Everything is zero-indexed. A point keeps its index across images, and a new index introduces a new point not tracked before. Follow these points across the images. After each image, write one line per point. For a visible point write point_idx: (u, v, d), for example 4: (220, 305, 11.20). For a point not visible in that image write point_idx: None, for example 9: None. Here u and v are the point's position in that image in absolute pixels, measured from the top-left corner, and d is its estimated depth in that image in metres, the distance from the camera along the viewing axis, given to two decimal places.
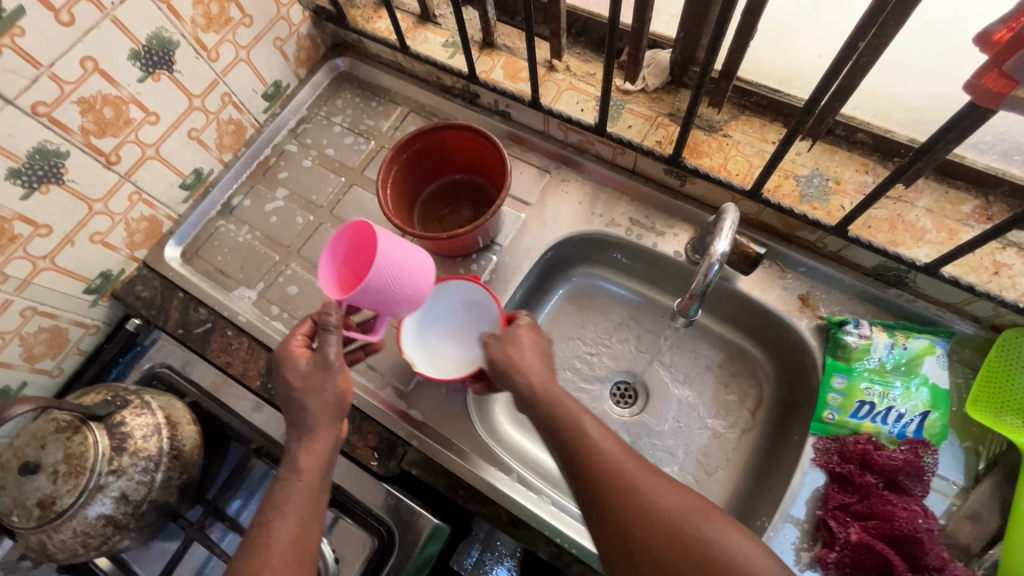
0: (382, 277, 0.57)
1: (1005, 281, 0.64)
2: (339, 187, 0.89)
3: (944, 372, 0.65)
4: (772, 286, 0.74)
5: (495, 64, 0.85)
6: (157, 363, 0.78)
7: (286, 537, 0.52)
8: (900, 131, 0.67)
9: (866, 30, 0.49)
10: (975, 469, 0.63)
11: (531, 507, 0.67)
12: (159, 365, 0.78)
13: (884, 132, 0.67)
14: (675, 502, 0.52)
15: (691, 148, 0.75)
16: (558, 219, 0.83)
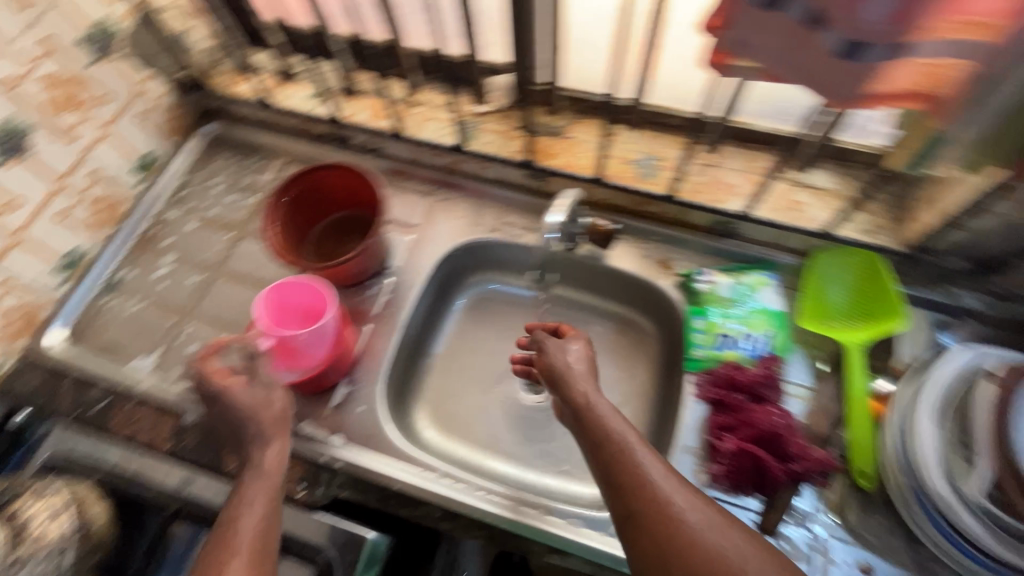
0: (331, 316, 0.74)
1: (802, 215, 0.78)
2: (227, 243, 0.90)
3: (778, 298, 0.79)
4: (635, 256, 0.86)
5: (360, 107, 0.92)
6: (52, 451, 0.73)
7: (250, 524, 0.56)
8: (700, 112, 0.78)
9: None
10: (819, 370, 0.76)
11: (459, 496, 0.70)
12: (56, 453, 0.73)
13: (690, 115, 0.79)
14: (698, 515, 0.51)
15: (543, 152, 0.86)
16: (444, 235, 0.90)
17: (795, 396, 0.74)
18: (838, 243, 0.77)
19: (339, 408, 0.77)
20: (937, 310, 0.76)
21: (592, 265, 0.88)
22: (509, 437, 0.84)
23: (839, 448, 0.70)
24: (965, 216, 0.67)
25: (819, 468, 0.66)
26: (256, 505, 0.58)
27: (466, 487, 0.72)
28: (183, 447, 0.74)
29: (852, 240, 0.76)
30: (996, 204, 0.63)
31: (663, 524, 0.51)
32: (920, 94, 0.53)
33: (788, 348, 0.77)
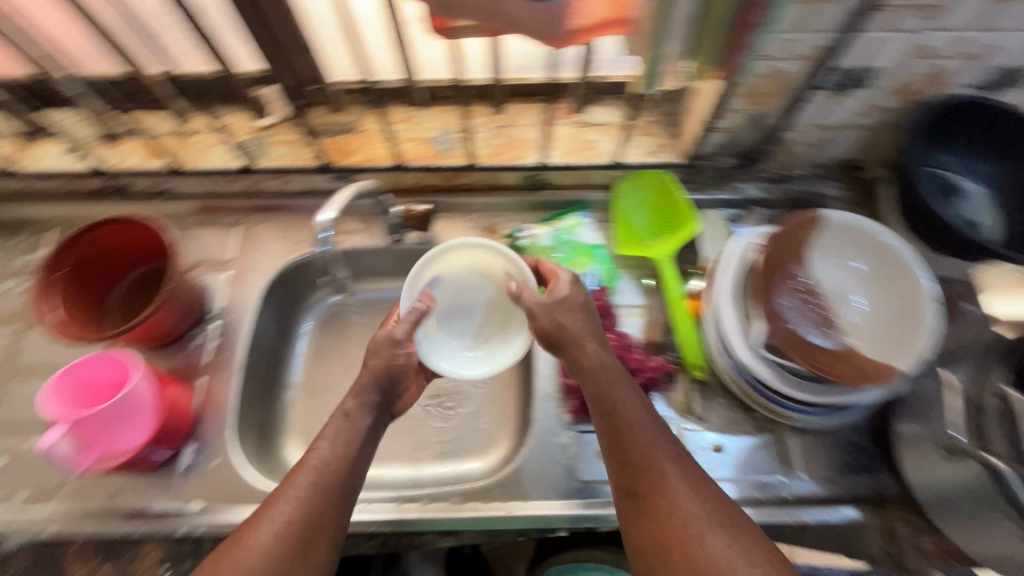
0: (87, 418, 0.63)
1: (595, 151, 0.83)
2: (12, 338, 0.79)
3: (594, 234, 0.84)
4: (463, 231, 0.87)
5: (128, 151, 0.83)
6: None
7: (314, 466, 0.54)
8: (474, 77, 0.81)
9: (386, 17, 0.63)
10: (646, 287, 0.82)
11: None
12: None
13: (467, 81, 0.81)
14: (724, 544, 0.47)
15: (339, 150, 0.83)
16: (263, 265, 0.85)
17: (630, 317, 0.80)
18: (632, 169, 0.83)
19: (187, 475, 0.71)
20: (725, 205, 0.86)
21: (425, 250, 0.87)
22: (391, 445, 0.81)
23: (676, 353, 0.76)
24: (716, 120, 0.73)
25: (656, 376, 0.73)
26: (327, 451, 0.56)
27: None
28: None
29: (643, 163, 0.82)
30: (735, 102, 0.71)
31: (658, 504, 0.51)
32: (616, 21, 0.53)
33: (615, 277, 0.82)
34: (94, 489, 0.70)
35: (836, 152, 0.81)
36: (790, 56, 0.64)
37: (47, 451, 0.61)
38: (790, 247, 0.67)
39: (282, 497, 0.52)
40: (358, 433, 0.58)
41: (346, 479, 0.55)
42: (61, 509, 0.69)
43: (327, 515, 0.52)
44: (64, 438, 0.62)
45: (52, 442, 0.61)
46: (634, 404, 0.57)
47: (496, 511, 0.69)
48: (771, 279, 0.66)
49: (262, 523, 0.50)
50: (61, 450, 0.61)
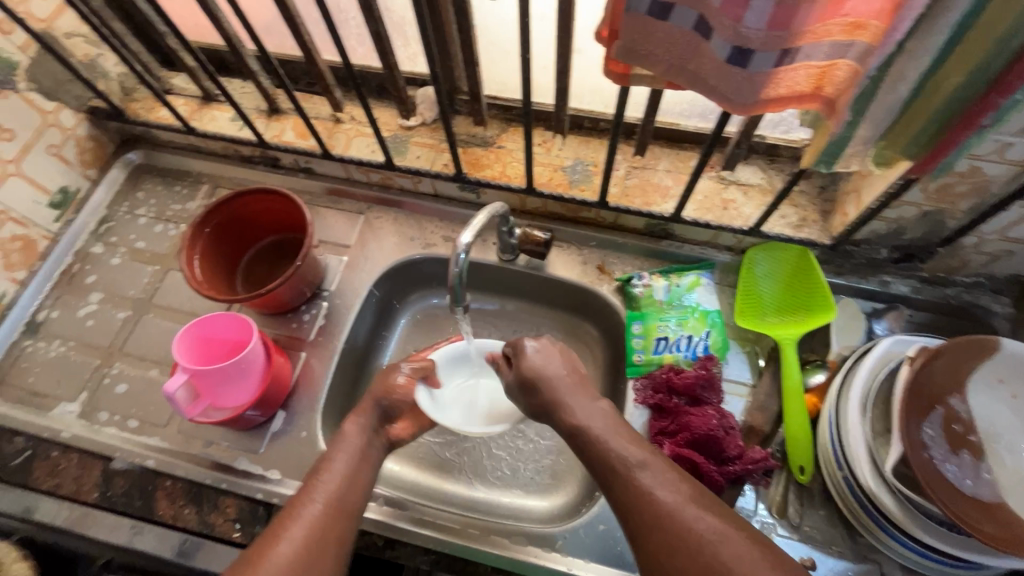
0: (206, 372, 0.67)
1: (733, 213, 0.78)
2: (154, 276, 0.87)
3: (713, 297, 0.79)
4: (574, 263, 0.85)
5: (285, 126, 0.90)
6: None
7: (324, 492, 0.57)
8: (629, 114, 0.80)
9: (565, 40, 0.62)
10: (758, 366, 0.76)
11: (400, 524, 0.69)
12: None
13: None
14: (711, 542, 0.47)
15: (473, 163, 0.84)
16: (379, 255, 0.88)
17: (734, 394, 0.75)
18: (773, 240, 0.77)
19: (273, 442, 0.75)
20: (866, 296, 0.78)
21: (532, 274, 0.86)
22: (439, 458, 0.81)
23: (779, 447, 0.71)
24: (883, 209, 0.66)
25: (760, 469, 0.66)
26: (336, 471, 0.59)
27: (408, 512, 0.70)
28: (110, 494, 0.72)
29: (784, 236, 0.76)
30: (911, 194, 0.63)
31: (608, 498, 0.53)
32: (817, 96, 0.48)
33: (726, 348, 0.76)
34: (191, 434, 0.75)
35: (1018, 267, 0.71)
36: (1000, 160, 0.56)
37: (167, 396, 0.65)
38: (951, 371, 0.59)
39: (306, 503, 0.56)
40: (358, 445, 0.63)
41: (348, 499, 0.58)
42: (161, 444, 0.74)
43: (337, 526, 0.55)
44: (183, 387, 0.67)
45: (173, 391, 0.65)
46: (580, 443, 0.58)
47: (554, 564, 0.66)
48: (923, 402, 0.58)
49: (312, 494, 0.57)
50: (178, 398, 0.66)
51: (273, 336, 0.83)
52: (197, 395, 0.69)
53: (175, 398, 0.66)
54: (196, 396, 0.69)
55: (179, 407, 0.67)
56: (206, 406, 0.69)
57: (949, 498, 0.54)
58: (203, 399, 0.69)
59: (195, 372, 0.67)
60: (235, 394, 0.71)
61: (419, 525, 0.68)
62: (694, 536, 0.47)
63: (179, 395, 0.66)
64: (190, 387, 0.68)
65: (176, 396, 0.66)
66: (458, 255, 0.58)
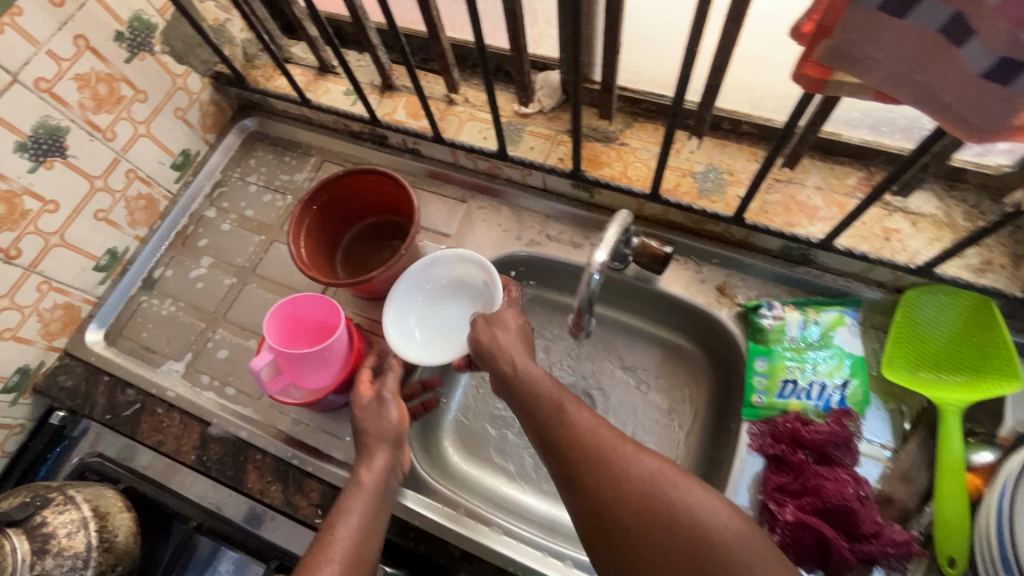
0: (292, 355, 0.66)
1: (896, 246, 0.66)
2: (260, 246, 0.88)
3: (856, 341, 0.68)
4: (691, 281, 0.76)
5: (397, 105, 0.87)
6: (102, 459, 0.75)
7: (342, 546, 0.54)
8: (778, 119, 0.70)
9: (733, 31, 0.53)
10: (902, 429, 0.65)
11: (477, 538, 0.65)
12: (106, 461, 0.75)
13: (765, 122, 0.70)
14: (648, 463, 0.51)
15: (591, 160, 0.77)
16: (479, 247, 0.83)
17: (872, 458, 0.64)
18: (945, 284, 0.64)
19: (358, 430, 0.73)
20: None
21: (641, 287, 0.79)
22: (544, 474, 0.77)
23: (925, 529, 0.60)
24: None
25: (900, 554, 0.57)
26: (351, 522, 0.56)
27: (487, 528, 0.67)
28: (206, 459, 0.73)
29: (963, 282, 0.64)
30: None
31: (569, 449, 0.54)
32: None
33: (865, 403, 0.66)
34: (282, 410, 0.75)
35: None
36: None
37: (253, 372, 0.66)
38: None
39: (323, 563, 0.52)
40: (378, 476, 0.60)
41: (363, 554, 0.55)
42: (254, 416, 0.75)
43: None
44: (269, 365, 0.66)
45: (258, 368, 0.65)
46: (633, 461, 0.52)
47: None
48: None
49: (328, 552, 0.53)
50: (262, 373, 0.66)
51: (366, 320, 0.81)
52: (280, 374, 0.69)
53: (261, 374, 0.66)
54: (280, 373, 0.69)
55: (264, 383, 0.67)
56: (290, 385, 0.69)
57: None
58: (286, 376, 0.69)
59: (283, 355, 0.66)
60: (315, 378, 0.69)
61: (498, 542, 0.65)
62: (660, 497, 0.49)
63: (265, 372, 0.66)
64: (276, 364, 0.68)
65: (262, 372, 0.66)
66: (593, 273, 0.58)
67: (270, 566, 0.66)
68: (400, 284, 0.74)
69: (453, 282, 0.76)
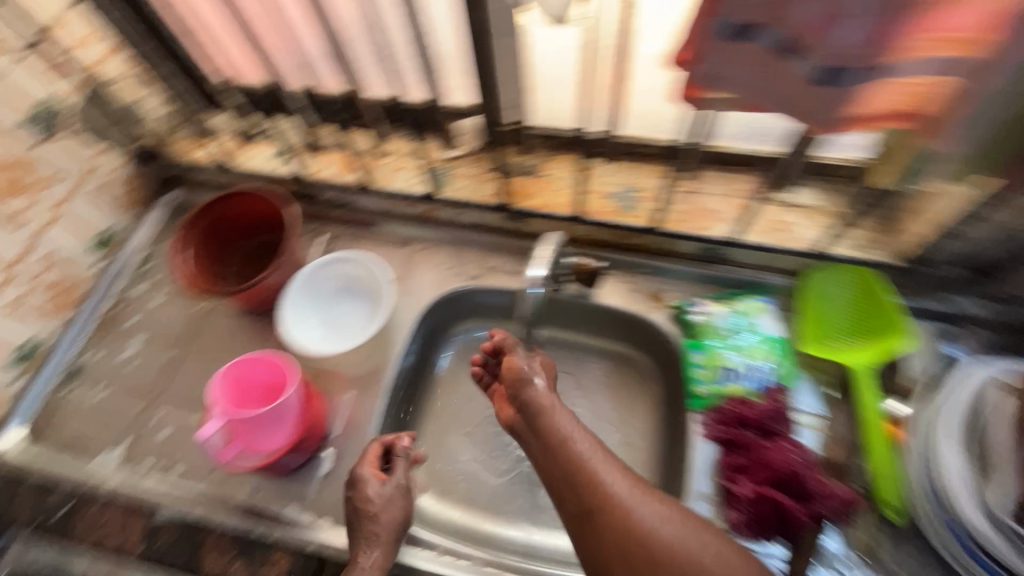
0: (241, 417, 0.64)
1: (789, 236, 0.76)
2: (197, 315, 0.86)
3: (776, 324, 0.76)
4: (625, 291, 0.82)
5: (327, 162, 0.90)
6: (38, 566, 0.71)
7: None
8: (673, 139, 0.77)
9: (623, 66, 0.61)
10: (832, 397, 0.73)
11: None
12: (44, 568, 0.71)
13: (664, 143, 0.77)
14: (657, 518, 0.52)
15: (518, 192, 0.83)
16: (424, 287, 0.87)
17: (809, 427, 0.71)
18: (834, 263, 0.75)
19: (322, 485, 0.71)
20: (934, 319, 0.75)
21: (582, 304, 0.84)
22: (519, 502, 0.77)
23: (862, 482, 0.66)
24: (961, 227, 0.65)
25: (844, 506, 0.62)
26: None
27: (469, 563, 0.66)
28: (156, 547, 0.67)
29: (846, 258, 0.75)
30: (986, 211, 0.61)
31: (588, 493, 0.54)
32: (904, 115, 0.47)
33: (793, 377, 0.73)
34: (237, 480, 0.72)
35: None
36: None
37: (203, 441, 0.64)
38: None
39: None
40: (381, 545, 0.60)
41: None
42: (206, 491, 0.71)
43: None
44: (220, 432, 0.65)
45: (208, 436, 0.64)
46: (643, 515, 0.52)
47: None
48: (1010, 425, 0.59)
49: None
50: (213, 442, 0.64)
51: (316, 374, 0.80)
52: (234, 440, 0.66)
53: (213, 443, 0.65)
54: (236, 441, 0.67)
55: (217, 452, 0.66)
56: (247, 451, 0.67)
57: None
58: (241, 443, 0.66)
59: (232, 420, 0.65)
60: (270, 439, 0.67)
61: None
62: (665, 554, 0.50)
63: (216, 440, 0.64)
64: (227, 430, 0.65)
65: (214, 441, 0.65)
66: None
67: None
68: (294, 288, 0.80)
69: (339, 284, 0.83)
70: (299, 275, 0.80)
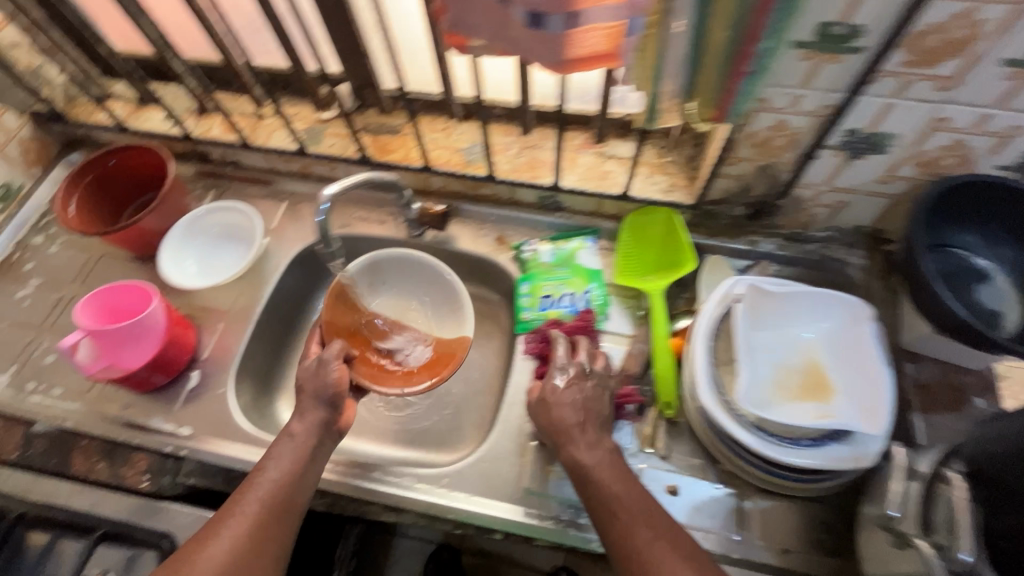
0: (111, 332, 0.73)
1: (610, 182, 0.86)
2: (88, 262, 0.94)
3: (595, 259, 0.87)
4: (474, 236, 0.93)
5: (213, 124, 0.98)
6: None
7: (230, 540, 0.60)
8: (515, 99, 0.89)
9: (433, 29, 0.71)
10: (636, 318, 0.84)
11: None
12: None
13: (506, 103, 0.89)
14: None
15: (380, 148, 0.93)
16: (297, 235, 0.95)
17: (614, 344, 0.82)
18: (643, 204, 0.85)
19: (187, 400, 0.80)
20: (736, 254, 0.86)
21: (438, 248, 0.93)
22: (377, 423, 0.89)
23: (649, 389, 0.77)
24: (724, 164, 0.74)
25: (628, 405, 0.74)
26: (234, 529, 0.61)
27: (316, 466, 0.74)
28: (30, 454, 0.76)
29: (652, 199, 0.84)
30: (743, 150, 0.72)
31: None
32: (611, 55, 0.57)
33: (605, 304, 0.84)
34: (109, 397, 0.80)
35: (858, 216, 0.79)
36: (800, 112, 0.65)
37: (67, 350, 0.72)
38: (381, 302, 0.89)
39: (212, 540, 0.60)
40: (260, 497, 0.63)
41: (257, 545, 0.60)
42: (81, 408, 0.80)
43: (261, 542, 0.61)
44: (84, 344, 0.73)
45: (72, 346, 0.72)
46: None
47: (437, 499, 0.72)
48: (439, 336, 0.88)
49: (211, 540, 0.60)
50: (77, 354, 0.73)
51: (188, 311, 0.88)
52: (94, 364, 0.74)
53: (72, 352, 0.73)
54: (100, 356, 0.75)
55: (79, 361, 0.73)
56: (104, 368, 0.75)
57: (419, 389, 0.77)
58: (100, 357, 0.74)
59: (95, 332, 0.73)
60: (130, 354, 0.76)
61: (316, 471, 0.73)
62: None
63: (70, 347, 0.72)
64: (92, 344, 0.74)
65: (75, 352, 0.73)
66: (321, 205, 0.73)
67: (97, 534, 0.68)
68: (176, 233, 0.90)
69: (224, 229, 0.93)
70: (184, 218, 0.91)
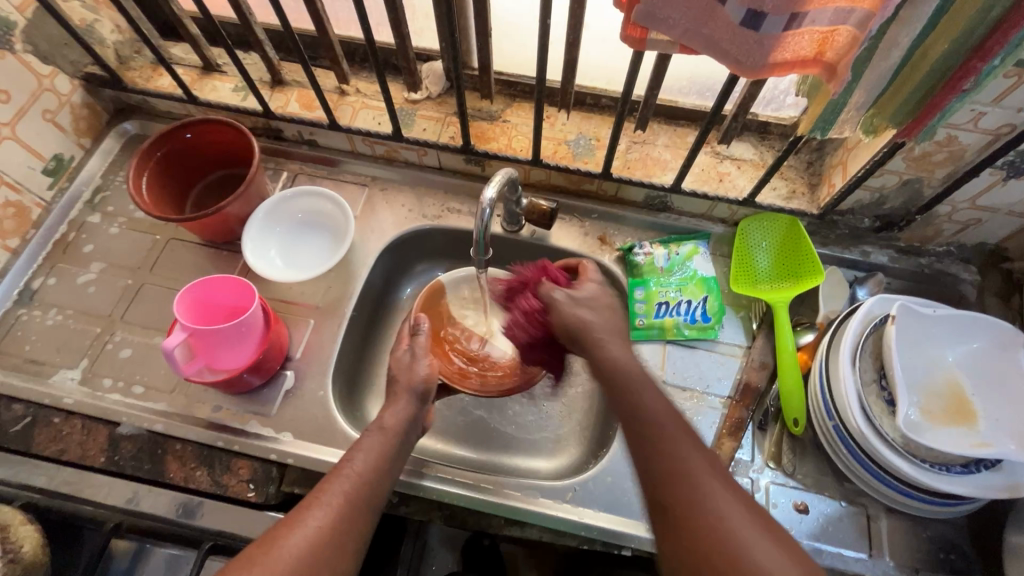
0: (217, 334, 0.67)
1: (728, 185, 0.82)
2: (154, 246, 0.86)
3: (709, 264, 0.83)
4: (576, 234, 0.88)
5: (289, 98, 0.90)
6: None
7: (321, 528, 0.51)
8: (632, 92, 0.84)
9: (579, 14, 0.65)
10: (751, 330, 0.80)
11: (435, 484, 0.70)
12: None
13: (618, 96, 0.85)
14: None
15: (479, 136, 0.86)
16: (383, 225, 0.89)
17: (729, 355, 0.79)
18: (766, 211, 0.81)
19: (284, 403, 0.75)
20: (850, 265, 0.84)
21: (537, 246, 0.89)
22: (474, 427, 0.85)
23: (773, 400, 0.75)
24: (869, 177, 0.71)
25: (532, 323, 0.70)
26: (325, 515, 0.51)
27: (439, 480, 0.71)
28: (118, 458, 0.71)
29: (774, 206, 0.81)
30: (895, 163, 0.69)
31: None
32: (815, 61, 0.52)
33: (722, 312, 0.81)
34: (199, 398, 0.74)
35: (986, 233, 0.78)
36: (974, 129, 0.61)
37: (165, 353, 0.64)
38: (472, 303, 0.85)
39: (296, 526, 0.50)
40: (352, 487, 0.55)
41: (345, 543, 0.51)
42: (168, 409, 0.74)
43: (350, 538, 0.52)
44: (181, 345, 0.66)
45: (172, 348, 0.64)
46: None
47: (565, 515, 0.69)
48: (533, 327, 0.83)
49: (296, 529, 0.50)
50: (174, 355, 0.65)
51: (273, 304, 0.82)
52: (191, 365, 0.67)
53: (167, 356, 0.65)
54: (192, 355, 0.68)
55: (175, 363, 0.66)
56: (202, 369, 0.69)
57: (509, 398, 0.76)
58: (201, 358, 0.68)
59: (198, 331, 0.66)
60: (232, 354, 0.70)
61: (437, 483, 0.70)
62: None
63: (167, 350, 0.64)
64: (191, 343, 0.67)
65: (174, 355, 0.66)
66: (483, 209, 0.64)
67: (205, 547, 0.65)
68: (257, 219, 0.82)
69: (307, 215, 0.86)
70: (265, 204, 0.83)
